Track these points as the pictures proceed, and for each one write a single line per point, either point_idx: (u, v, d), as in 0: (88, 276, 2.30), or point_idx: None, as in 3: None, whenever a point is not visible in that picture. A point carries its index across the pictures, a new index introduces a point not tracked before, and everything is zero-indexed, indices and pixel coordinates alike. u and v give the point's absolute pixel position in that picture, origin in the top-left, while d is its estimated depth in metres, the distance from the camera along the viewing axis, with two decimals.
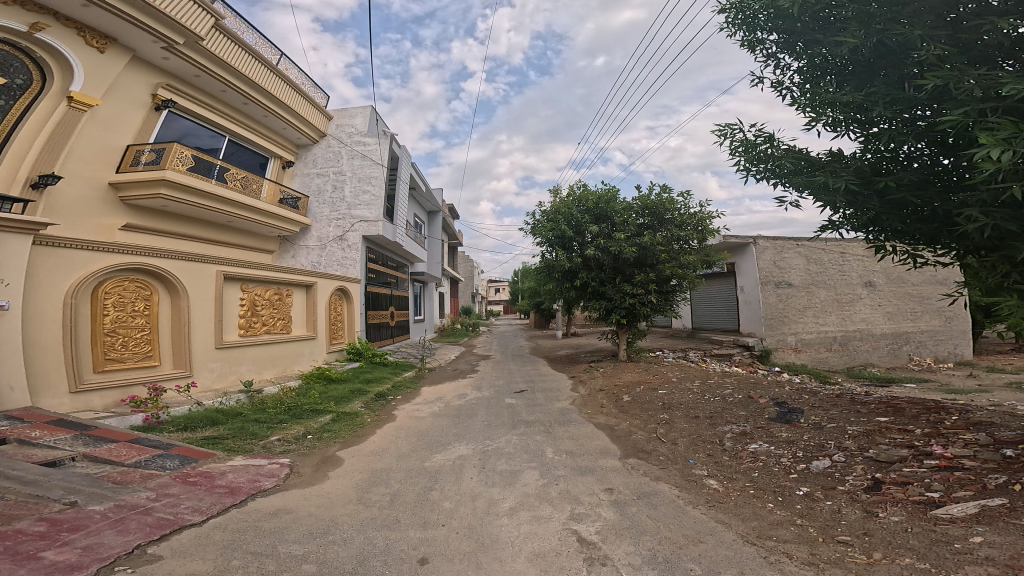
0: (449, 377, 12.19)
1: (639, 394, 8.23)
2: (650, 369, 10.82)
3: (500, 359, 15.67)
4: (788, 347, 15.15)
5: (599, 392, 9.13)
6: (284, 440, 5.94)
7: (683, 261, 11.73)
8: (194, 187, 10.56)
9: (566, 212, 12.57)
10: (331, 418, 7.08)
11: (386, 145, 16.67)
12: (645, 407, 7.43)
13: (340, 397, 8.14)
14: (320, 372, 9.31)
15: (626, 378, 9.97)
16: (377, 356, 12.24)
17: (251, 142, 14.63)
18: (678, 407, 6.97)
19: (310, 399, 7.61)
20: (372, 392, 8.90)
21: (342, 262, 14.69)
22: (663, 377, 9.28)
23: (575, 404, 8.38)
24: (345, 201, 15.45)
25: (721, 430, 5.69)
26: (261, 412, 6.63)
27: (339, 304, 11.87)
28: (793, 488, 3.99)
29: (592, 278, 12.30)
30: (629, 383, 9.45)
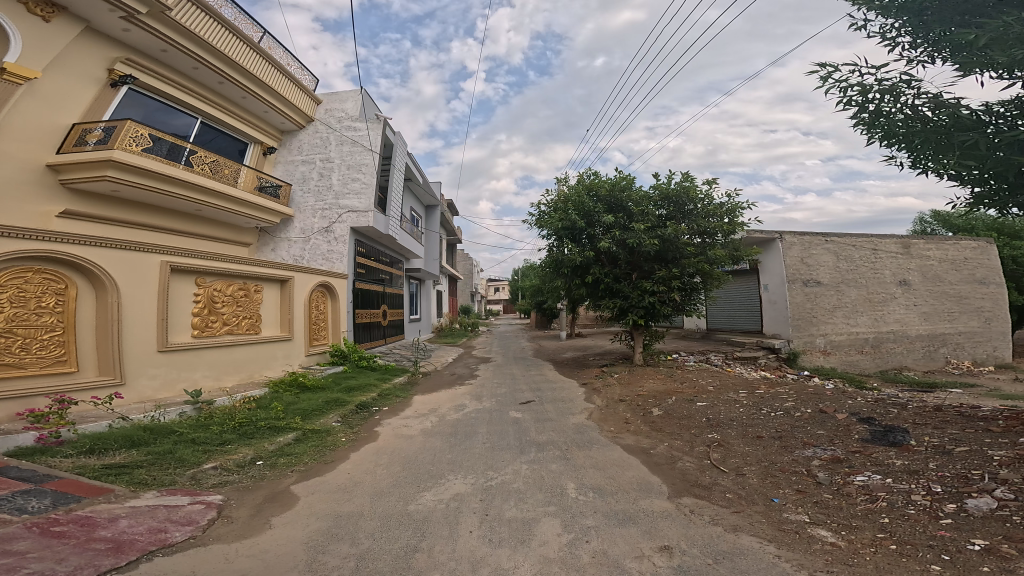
0: (444, 383, 10.79)
1: (671, 406, 6.88)
2: (675, 374, 9.47)
3: (501, 362, 14.30)
4: (816, 350, 13.86)
5: (620, 404, 7.76)
6: (223, 469, 4.59)
7: (709, 256, 10.39)
8: (150, 169, 9.20)
9: (577, 201, 11.26)
10: (294, 438, 5.71)
11: (379, 131, 15.27)
12: (684, 423, 6.07)
13: (314, 411, 6.80)
14: (294, 378, 7.98)
15: (649, 386, 8.62)
16: (364, 359, 10.87)
17: (226, 126, 13.26)
18: (729, 424, 5.64)
19: (275, 413, 6.29)
20: (353, 404, 7.54)
21: (328, 256, 13.27)
22: (695, 386, 7.93)
23: (593, 419, 7.02)
24: (332, 190, 14.05)
25: (801, 456, 4.43)
26: (207, 432, 5.31)
27: (322, 301, 10.52)
28: (958, 540, 2.85)
29: (606, 275, 10.96)
30: (655, 392, 8.09)
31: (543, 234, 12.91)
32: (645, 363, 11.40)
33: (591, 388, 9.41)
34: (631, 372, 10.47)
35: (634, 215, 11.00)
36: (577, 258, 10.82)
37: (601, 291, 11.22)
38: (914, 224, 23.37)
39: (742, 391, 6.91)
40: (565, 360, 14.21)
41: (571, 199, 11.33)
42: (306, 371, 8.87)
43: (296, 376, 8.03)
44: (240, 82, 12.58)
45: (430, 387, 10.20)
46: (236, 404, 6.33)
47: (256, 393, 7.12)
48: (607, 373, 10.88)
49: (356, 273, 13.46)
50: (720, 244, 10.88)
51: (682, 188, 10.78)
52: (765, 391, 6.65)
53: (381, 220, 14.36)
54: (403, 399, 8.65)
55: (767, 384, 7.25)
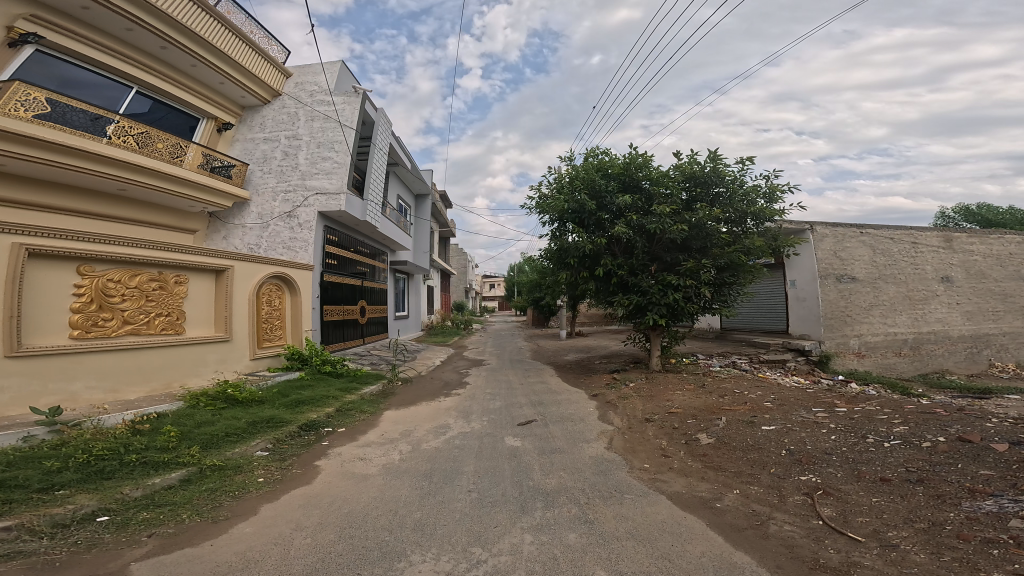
0: (426, 394, 8.92)
1: (726, 432, 5.15)
2: (708, 385, 7.72)
3: (495, 366, 12.52)
4: (850, 352, 12.27)
5: (648, 427, 6.01)
6: (27, 534, 2.98)
7: (746, 245, 8.66)
8: (47, 139, 7.38)
9: (585, 180, 9.52)
10: (181, 479, 3.98)
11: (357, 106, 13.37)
12: (752, 457, 4.43)
13: (235, 433, 5.11)
14: (223, 389, 6.35)
15: (681, 401, 6.88)
16: (328, 364, 9.10)
17: (172, 98, 11.42)
18: (827, 461, 4.03)
19: (167, 439, 4.58)
20: (295, 426, 5.77)
21: (290, 246, 11.12)
22: (745, 402, 6.20)
23: (620, 452, 5.24)
24: (298, 169, 12.11)
25: (980, 514, 2.93)
26: (37, 469, 3.61)
27: (277, 294, 8.83)
28: None
29: (619, 267, 9.14)
30: (691, 410, 6.34)
31: (544, 220, 11.14)
32: (665, 369, 9.65)
33: (605, 402, 7.62)
34: (651, 380, 8.71)
35: (655, 198, 9.26)
36: (587, 248, 8.99)
37: (613, 287, 9.35)
38: (937, 219, 21.89)
39: (818, 411, 5.23)
40: (566, 363, 12.46)
41: (578, 178, 9.54)
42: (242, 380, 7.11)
43: (227, 387, 6.35)
44: (185, 45, 10.76)
45: (407, 400, 8.33)
46: (117, 427, 4.67)
47: (164, 409, 5.47)
48: (621, 381, 9.11)
49: (326, 265, 11.46)
50: (756, 231, 9.17)
51: (711, 166, 9.09)
52: (855, 413, 4.96)
53: (357, 205, 12.33)
54: (369, 419, 6.85)
55: (845, 402, 5.57)
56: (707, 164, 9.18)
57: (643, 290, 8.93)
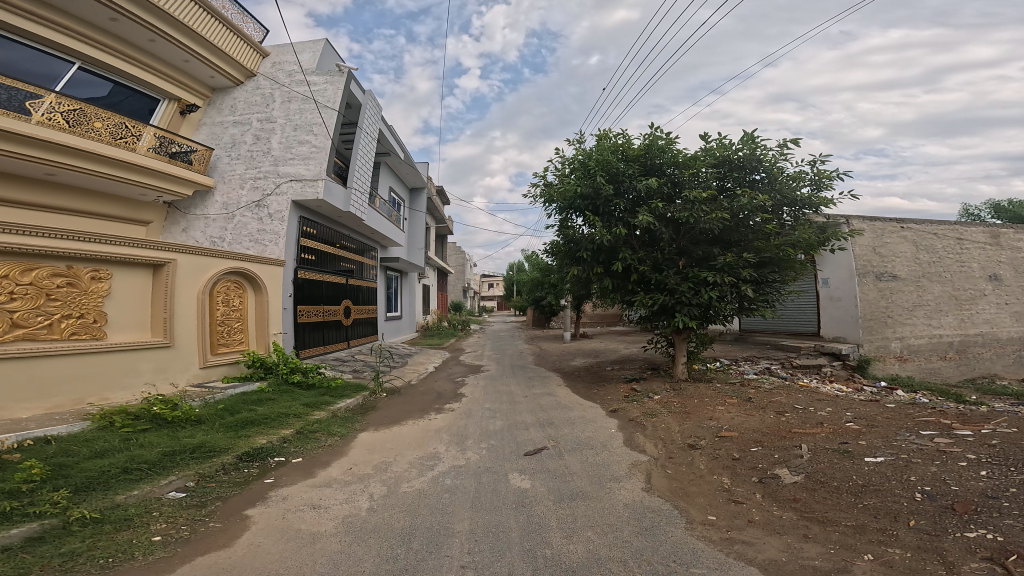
0: (414, 410, 7.51)
1: (817, 466, 3.90)
2: (755, 399, 6.39)
3: (495, 373, 11.18)
4: (891, 356, 11.01)
5: (697, 457, 4.68)
6: None
7: (794, 237, 7.38)
8: None
9: (600, 164, 8.23)
10: (24, 537, 2.96)
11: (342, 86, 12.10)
12: (869, 504, 3.24)
13: (137, 468, 4.00)
14: (147, 406, 5.15)
15: (729, 421, 5.53)
16: (297, 373, 7.77)
17: (125, 76, 10.10)
18: (997, 509, 2.90)
19: (26, 479, 3.48)
20: (229, 462, 4.53)
21: (259, 239, 9.49)
22: (821, 423, 4.88)
23: (670, 498, 3.89)
24: (271, 154, 10.74)
25: None
26: None
27: (237, 293, 7.73)
28: None
29: (641, 261, 7.76)
30: (749, 433, 5.01)
31: (550, 210, 9.85)
32: (694, 378, 8.31)
33: (630, 422, 6.25)
34: (680, 392, 7.37)
35: (681, 183, 8.02)
36: (602, 239, 7.66)
37: (633, 284, 7.96)
38: (962, 215, 20.63)
39: (935, 436, 4.11)
40: (574, 370, 11.13)
41: (592, 160, 8.24)
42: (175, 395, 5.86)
43: (152, 401, 5.22)
44: (139, 17, 9.42)
45: (390, 419, 6.92)
46: None
47: (59, 432, 4.43)
48: (643, 393, 7.75)
49: (303, 261, 10.06)
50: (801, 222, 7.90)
51: (747, 149, 7.88)
52: (993, 440, 3.82)
53: (339, 194, 10.87)
54: (336, 447, 5.47)
55: (961, 424, 4.40)
56: (742, 146, 7.97)
57: (667, 288, 7.55)
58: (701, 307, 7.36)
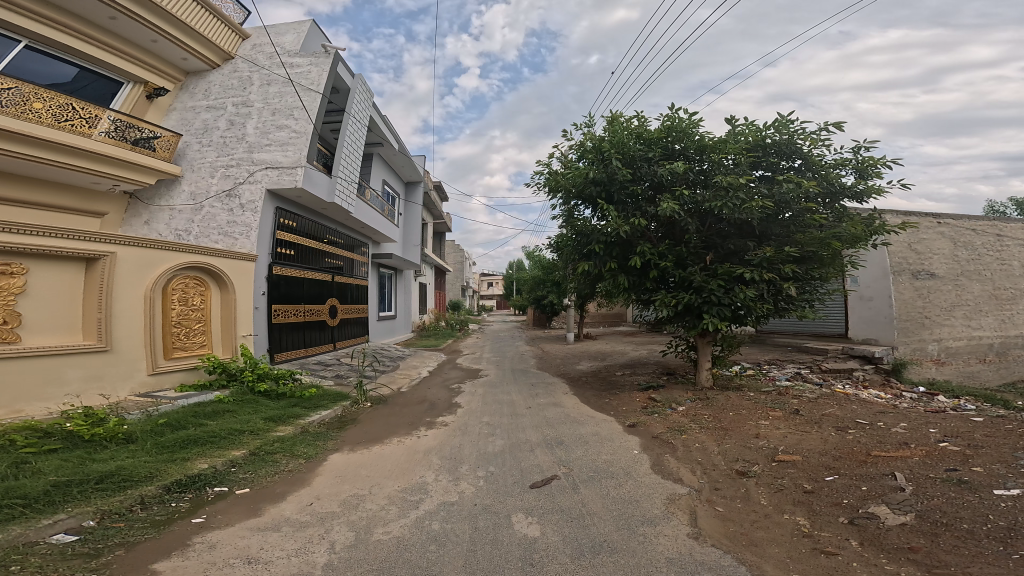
0: (401, 426, 6.50)
1: (933, 505, 3.01)
2: (804, 412, 5.44)
3: (494, 378, 10.19)
4: (928, 359, 10.04)
5: (754, 488, 3.75)
6: None
7: (841, 231, 6.40)
8: None
9: (613, 147, 7.28)
10: None
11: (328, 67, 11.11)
12: None
13: (9, 506, 3.11)
14: (62, 423, 4.34)
15: (781, 443, 4.55)
16: (264, 382, 6.76)
17: (83, 57, 9.03)
18: None
19: None
20: (149, 492, 3.62)
21: (228, 232, 8.41)
22: (908, 446, 3.96)
23: (731, 548, 2.95)
24: (246, 140, 9.74)
25: None
26: None
27: (199, 292, 6.80)
28: None
29: (662, 255, 6.79)
30: (813, 457, 4.10)
31: (556, 202, 8.90)
32: (720, 385, 7.34)
33: (655, 442, 5.27)
34: (709, 403, 6.38)
35: (708, 169, 7.09)
36: (618, 230, 6.69)
37: (652, 282, 6.98)
38: (986, 211, 19.67)
39: None
40: (580, 375, 10.15)
41: (606, 142, 7.30)
42: (106, 408, 4.94)
43: (68, 416, 4.41)
44: None
45: (371, 437, 5.91)
46: None
47: None
48: (664, 403, 6.77)
49: (280, 256, 9.03)
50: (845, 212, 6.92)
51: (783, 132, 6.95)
52: None
53: (322, 183, 9.85)
54: (298, 475, 4.47)
55: None
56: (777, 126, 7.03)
57: (693, 285, 6.57)
58: (732, 307, 6.39)
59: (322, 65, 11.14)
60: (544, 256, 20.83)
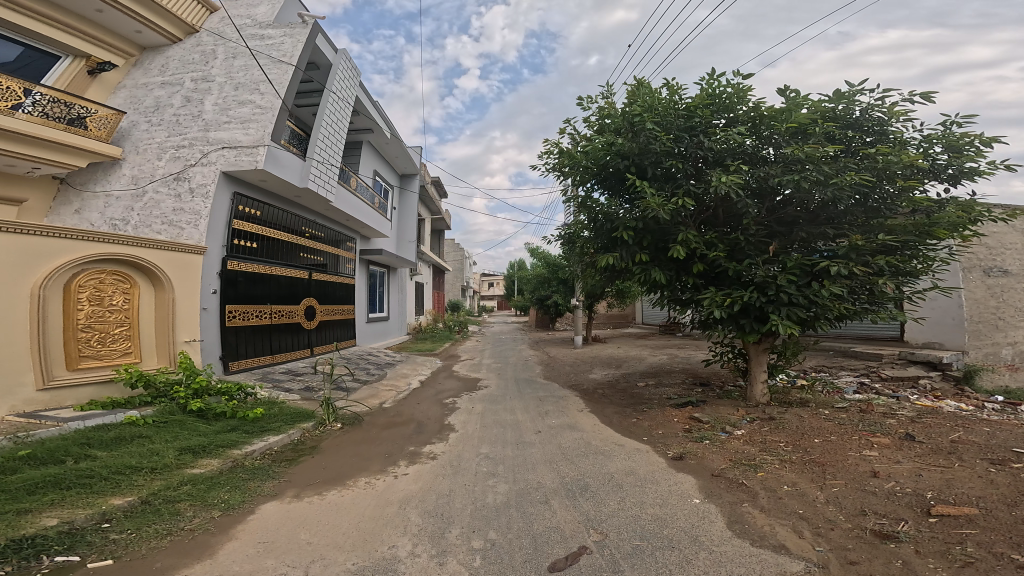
0: (375, 458, 5.05)
1: None
2: (927, 439, 4.13)
3: (496, 390, 8.75)
4: (1002, 365, 8.58)
5: (931, 558, 2.53)
6: None
7: (937, 227, 4.93)
8: None
9: (643, 113, 5.86)
10: None
11: (305, 38, 9.71)
12: None
13: None
14: None
15: (920, 495, 3.19)
16: (202, 400, 5.37)
17: (12, 27, 7.54)
18: None
19: None
20: None
21: (173, 221, 6.97)
22: None
23: None
24: (205, 117, 8.36)
25: None
26: None
27: (121, 289, 5.43)
28: None
29: (710, 241, 5.38)
30: (997, 510, 2.89)
31: (570, 186, 7.50)
32: (777, 401, 5.92)
33: (720, 484, 3.86)
34: (778, 426, 4.97)
35: (769, 141, 5.70)
36: (655, 212, 5.26)
37: (694, 277, 5.55)
38: None
39: None
40: (596, 386, 8.69)
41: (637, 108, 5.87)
42: None
43: None
44: None
45: (336, 474, 4.50)
46: None
47: None
48: (712, 425, 5.34)
49: (240, 249, 7.61)
50: (955, 199, 5.46)
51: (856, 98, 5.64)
52: None
53: (292, 166, 8.42)
54: (202, 538, 3.08)
55: None
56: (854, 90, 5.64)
57: (752, 281, 5.16)
58: (805, 308, 4.99)
59: (298, 36, 9.73)
60: (549, 253, 19.40)
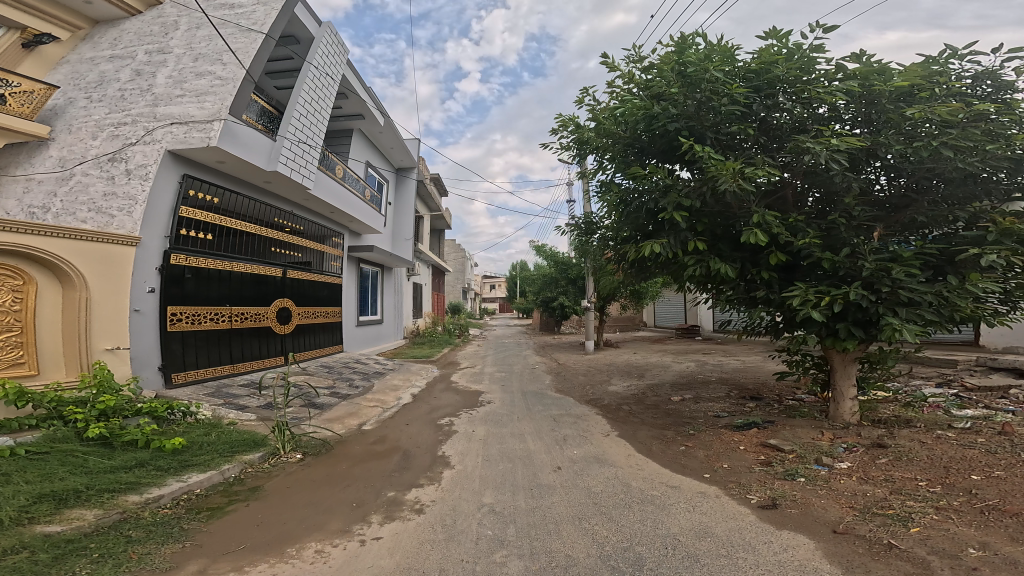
0: (338, 509, 3.71)
1: None
2: None
3: (501, 406, 7.37)
4: None
5: None
6: None
7: None
8: None
9: (695, 68, 4.62)
10: None
11: (280, 5, 8.43)
12: None
13: None
14: None
15: None
16: (111, 421, 4.12)
17: None
18: None
19: None
20: None
21: (102, 208, 5.66)
22: None
23: None
24: (154, 90, 7.06)
25: None
26: None
27: (9, 286, 4.20)
28: None
29: (793, 224, 4.14)
30: None
31: (594, 165, 6.19)
32: (870, 421, 4.75)
33: (857, 549, 2.70)
34: (901, 458, 3.80)
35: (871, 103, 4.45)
36: (724, 185, 3.97)
37: (769, 270, 4.26)
38: None
39: None
40: (620, 401, 7.34)
41: (700, 59, 4.63)
42: None
43: None
44: None
45: (273, 535, 3.17)
46: None
47: None
48: (800, 456, 4.13)
49: (191, 241, 6.33)
50: None
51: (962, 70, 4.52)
52: None
53: (255, 145, 7.06)
54: None
55: None
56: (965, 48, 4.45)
57: (856, 277, 3.93)
58: (931, 312, 3.71)
59: (271, 5, 8.44)
60: (557, 252, 18.16)
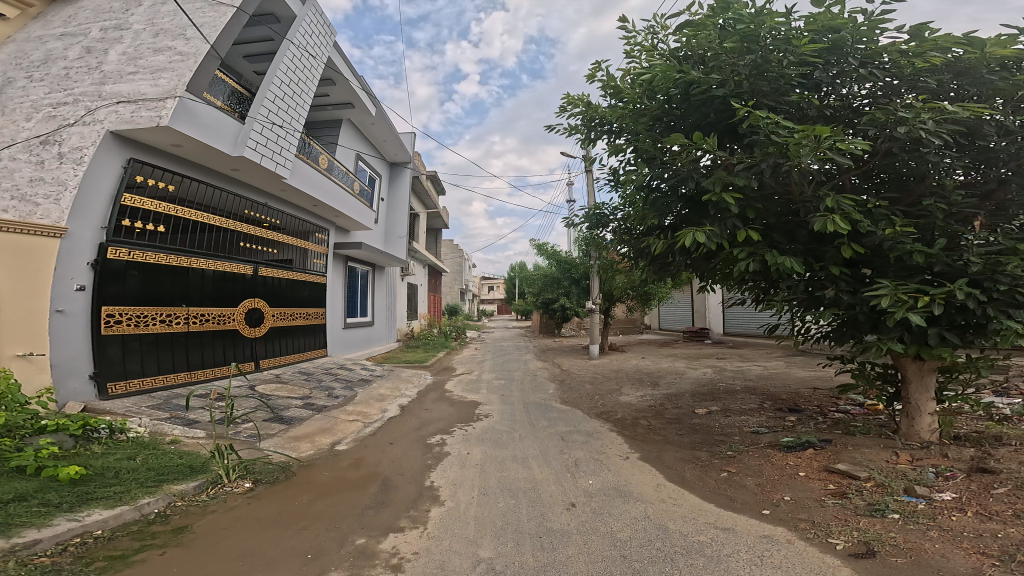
0: (282, 561, 2.81)
1: None
2: None
3: (501, 421, 6.48)
4: None
5: None
6: None
7: None
8: None
9: (746, 27, 3.84)
10: None
11: None
12: None
13: None
14: None
15: None
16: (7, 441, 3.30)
17: None
18: None
19: None
20: None
21: (25, 195, 4.74)
22: None
23: None
24: (105, 68, 6.16)
25: None
26: None
27: None
28: None
29: (872, 211, 3.37)
30: None
31: (611, 145, 5.35)
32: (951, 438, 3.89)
33: None
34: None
35: (959, 73, 3.68)
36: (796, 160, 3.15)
37: (838, 264, 3.47)
38: None
39: None
40: (636, 414, 6.45)
41: (754, 14, 3.82)
42: None
43: None
44: None
45: None
46: None
47: None
48: (880, 484, 3.27)
49: (139, 235, 5.48)
50: None
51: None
52: None
53: (219, 127, 6.19)
54: None
55: None
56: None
57: (955, 274, 3.16)
58: None
59: None
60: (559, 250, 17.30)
